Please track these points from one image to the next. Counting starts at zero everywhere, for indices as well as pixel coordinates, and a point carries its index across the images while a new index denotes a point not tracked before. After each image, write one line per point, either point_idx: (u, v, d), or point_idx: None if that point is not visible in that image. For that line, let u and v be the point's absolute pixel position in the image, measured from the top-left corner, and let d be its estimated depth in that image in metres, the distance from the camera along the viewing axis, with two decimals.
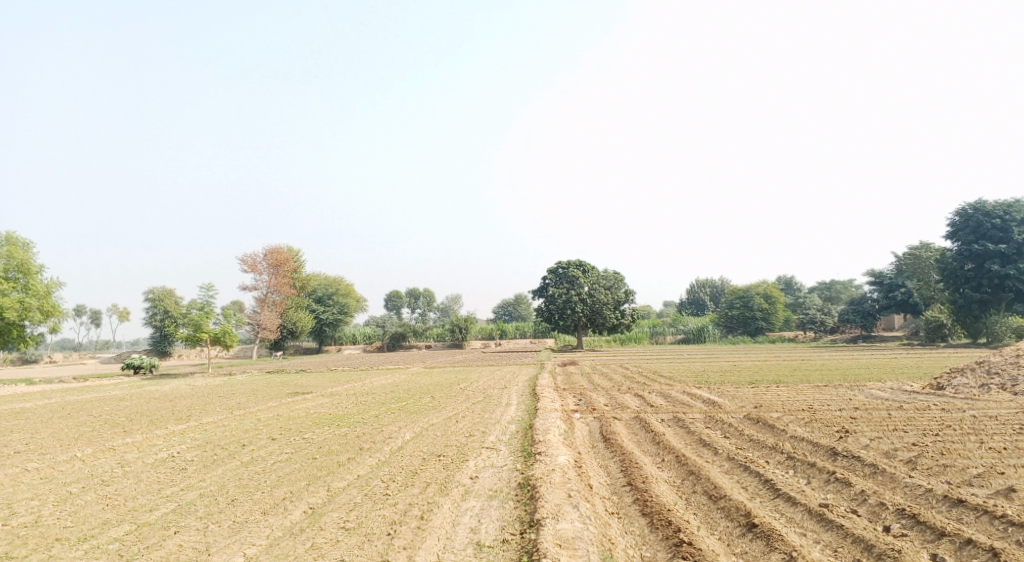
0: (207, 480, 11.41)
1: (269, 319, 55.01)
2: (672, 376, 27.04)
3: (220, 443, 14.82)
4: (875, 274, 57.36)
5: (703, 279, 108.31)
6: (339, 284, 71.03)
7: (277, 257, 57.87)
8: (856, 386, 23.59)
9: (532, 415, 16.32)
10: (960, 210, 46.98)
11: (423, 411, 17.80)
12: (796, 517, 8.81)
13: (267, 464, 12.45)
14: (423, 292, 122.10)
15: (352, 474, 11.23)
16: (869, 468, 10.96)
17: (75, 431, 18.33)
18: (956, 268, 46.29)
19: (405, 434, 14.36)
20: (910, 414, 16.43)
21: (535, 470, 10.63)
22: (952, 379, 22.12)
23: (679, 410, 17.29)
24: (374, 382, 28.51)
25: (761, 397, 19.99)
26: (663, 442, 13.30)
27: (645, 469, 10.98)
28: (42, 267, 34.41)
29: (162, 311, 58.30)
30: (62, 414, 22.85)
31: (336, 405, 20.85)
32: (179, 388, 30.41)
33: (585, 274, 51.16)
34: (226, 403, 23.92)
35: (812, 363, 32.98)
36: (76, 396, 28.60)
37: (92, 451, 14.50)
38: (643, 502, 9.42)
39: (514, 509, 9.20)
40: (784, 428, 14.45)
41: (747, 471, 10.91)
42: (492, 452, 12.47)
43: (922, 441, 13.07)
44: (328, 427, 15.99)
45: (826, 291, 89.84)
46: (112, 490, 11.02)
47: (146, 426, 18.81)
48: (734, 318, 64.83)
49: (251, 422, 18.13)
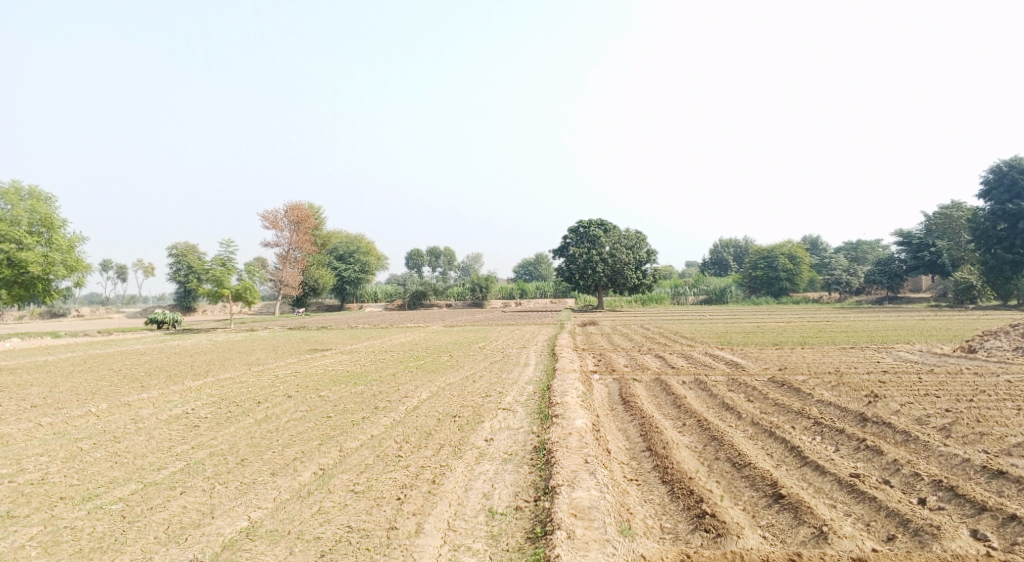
0: (219, 438, 11.25)
1: (291, 276, 55.06)
2: (695, 337, 26.56)
3: (235, 400, 14.69)
4: (904, 233, 55.81)
5: (727, 239, 106.71)
6: (359, 242, 70.88)
7: (298, 214, 57.69)
8: (884, 349, 23.00)
9: (551, 376, 16.02)
10: (994, 167, 45.42)
11: (440, 370, 17.56)
12: (825, 487, 8.39)
13: (281, 422, 12.25)
14: (443, 250, 121.80)
15: (366, 434, 10.96)
16: (901, 436, 10.46)
17: (94, 385, 18.36)
18: (989, 228, 44.77)
19: (422, 394, 14.09)
20: (943, 378, 15.85)
21: (552, 434, 10.27)
22: (985, 342, 21.46)
23: (701, 373, 16.84)
24: (393, 340, 28.37)
25: (786, 359, 19.53)
26: (684, 405, 12.88)
27: (666, 434, 10.60)
28: (65, 222, 34.49)
29: (186, 267, 58.68)
30: (84, 368, 22.98)
31: (354, 363, 20.73)
32: (200, 344, 30.48)
33: (607, 233, 50.49)
34: (245, 359, 23.90)
35: (837, 325, 32.28)
36: (99, 350, 28.78)
37: (107, 406, 14.44)
38: (664, 468, 9.04)
39: (529, 474, 8.88)
40: (810, 391, 13.97)
41: (772, 437, 10.50)
42: (508, 414, 12.15)
43: (956, 407, 12.53)
44: (344, 385, 15.78)
45: (852, 251, 88.13)
46: (123, 447, 10.86)
47: (164, 381, 18.80)
48: (758, 278, 63.83)
49: (268, 379, 17.98)
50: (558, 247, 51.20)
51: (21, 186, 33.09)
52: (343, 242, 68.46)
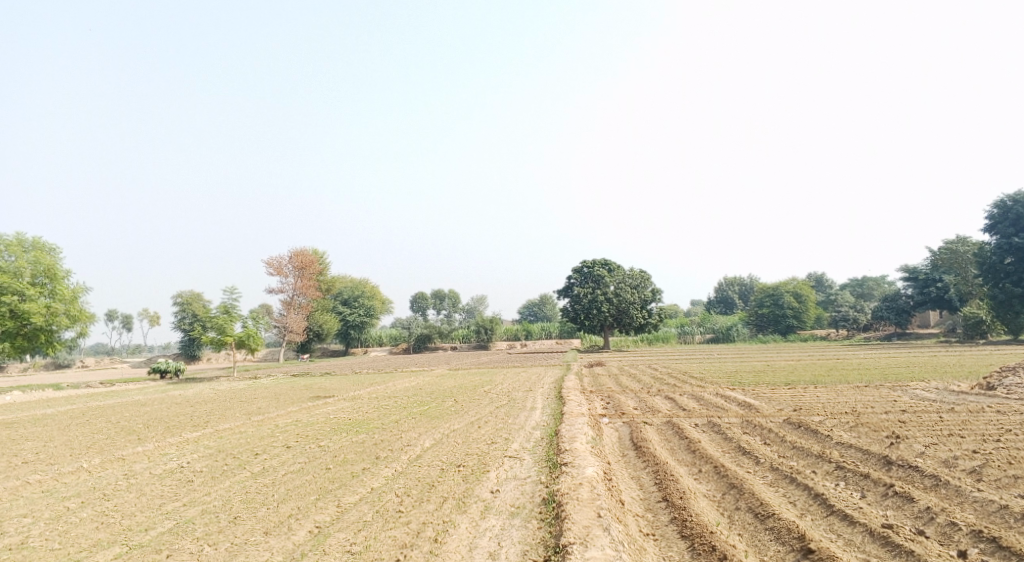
0: (212, 494, 10.75)
1: (295, 321, 54.63)
2: (704, 377, 25.95)
3: (233, 452, 14.17)
4: (910, 269, 55.40)
5: (731, 277, 106.15)
6: (364, 286, 70.55)
7: (302, 259, 57.50)
8: (899, 386, 22.40)
9: (558, 420, 15.47)
10: (999, 202, 45.19)
11: (444, 416, 17.00)
12: (856, 539, 7.85)
13: (278, 476, 11.73)
14: (448, 293, 121.42)
15: (366, 486, 10.43)
16: (930, 480, 9.89)
17: (89, 439, 17.83)
18: (996, 263, 44.34)
19: (425, 442, 13.58)
20: (965, 417, 15.21)
21: (562, 485, 9.73)
22: (1003, 378, 20.83)
23: (714, 414, 16.24)
24: (397, 386, 27.80)
25: (800, 399, 18.90)
26: (699, 451, 12.29)
27: (681, 482, 10.06)
28: (69, 272, 34.32)
29: (190, 315, 58.40)
30: (81, 421, 22.46)
31: (357, 410, 20.21)
32: (201, 393, 29.95)
33: (612, 273, 50.10)
34: (245, 408, 23.35)
35: (849, 363, 31.65)
36: (99, 401, 28.28)
37: (100, 461, 13.94)
38: (682, 521, 8.51)
39: (538, 530, 8.36)
40: (829, 433, 13.37)
41: (794, 484, 9.93)
42: (515, 462, 11.62)
43: (983, 448, 11.93)
44: (346, 434, 15.27)
45: (858, 288, 87.68)
46: (111, 505, 10.36)
47: (161, 433, 18.27)
48: (764, 316, 63.15)
49: (268, 429, 17.42)
50: (562, 287, 50.80)
51: (24, 238, 33.00)
52: (347, 287, 68.24)
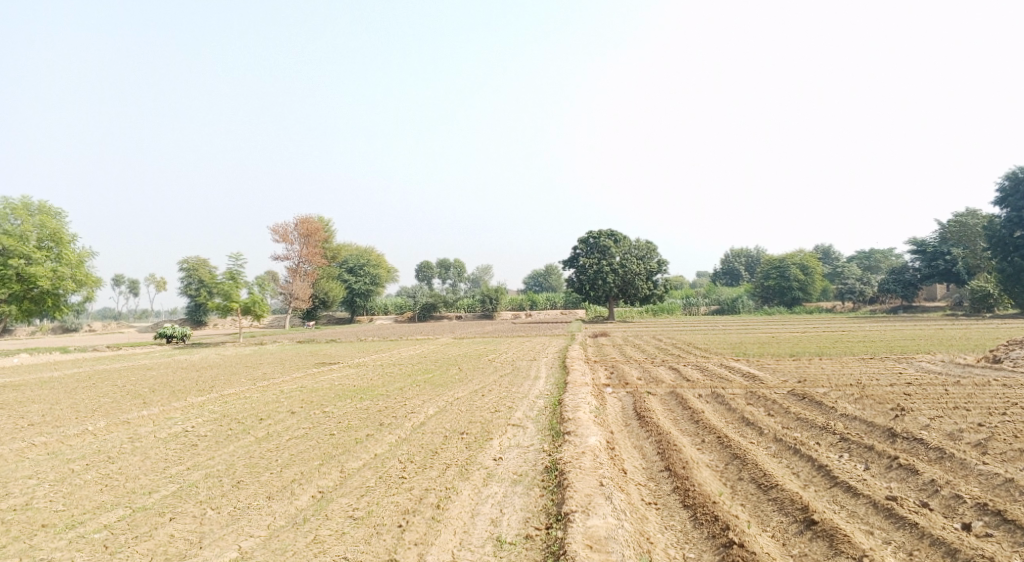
0: (216, 458, 10.77)
1: (301, 289, 54.70)
2: (709, 348, 25.88)
3: (237, 417, 14.21)
4: (918, 242, 55.00)
5: (738, 248, 105.65)
6: (369, 254, 70.43)
7: (307, 226, 57.33)
8: (904, 359, 22.31)
9: (561, 389, 15.44)
10: (1010, 174, 44.64)
11: (449, 384, 16.99)
12: (859, 511, 7.82)
13: (282, 441, 11.75)
14: (453, 262, 121.34)
15: (369, 452, 10.44)
16: (935, 453, 9.83)
17: (95, 402, 17.91)
18: (1005, 236, 43.97)
19: (429, 409, 13.58)
20: (971, 391, 15.12)
21: (564, 453, 9.71)
22: (1010, 352, 20.70)
23: (718, 385, 16.20)
24: (402, 353, 27.85)
25: (804, 371, 18.84)
26: (702, 421, 12.25)
27: (684, 452, 10.03)
28: (75, 237, 34.32)
29: (196, 281, 58.56)
30: (88, 384, 22.60)
31: (361, 377, 20.23)
32: (207, 358, 30.11)
33: (617, 243, 49.86)
34: (251, 374, 23.45)
35: (854, 335, 31.55)
36: (106, 365, 28.46)
37: (105, 424, 14.01)
38: (685, 491, 8.49)
39: (540, 498, 8.35)
40: (833, 405, 13.32)
41: (798, 455, 9.90)
42: (518, 430, 11.61)
43: (989, 422, 11.87)
44: (350, 400, 15.29)
45: (865, 260, 87.26)
46: (115, 468, 10.41)
47: (166, 397, 18.34)
48: (770, 288, 62.92)
49: (273, 395, 17.47)
50: (568, 257, 50.63)
51: (30, 202, 32.96)
52: (352, 255, 68.22)
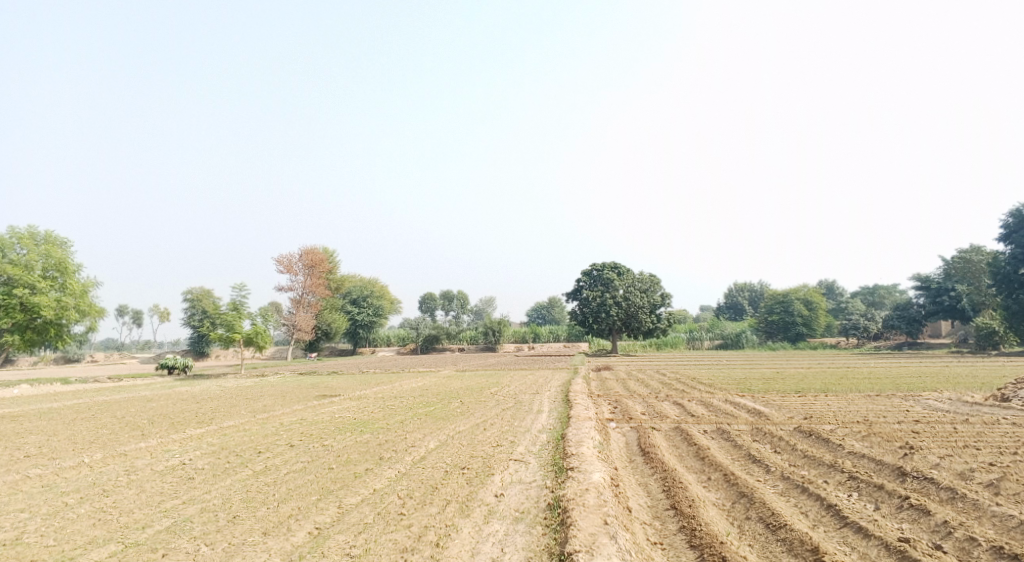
0: (213, 492, 10.59)
1: (304, 320, 54.60)
2: (713, 383, 25.64)
3: (236, 450, 14.03)
4: (922, 278, 54.84)
5: (741, 283, 105.47)
6: (373, 286, 70.47)
7: (311, 258, 57.45)
8: (911, 396, 22.05)
9: (564, 424, 15.24)
10: (1014, 211, 44.67)
11: (450, 418, 16.80)
12: (871, 554, 7.61)
13: (280, 475, 11.57)
14: (456, 294, 121.20)
15: (368, 488, 10.25)
16: (946, 493, 9.61)
17: (93, 434, 17.73)
18: (1010, 272, 43.79)
19: (429, 443, 13.40)
20: (980, 429, 14.89)
21: (567, 490, 9.51)
22: (1019, 390, 20.43)
23: (723, 421, 15.98)
24: (403, 386, 27.63)
25: (810, 407, 18.59)
26: (707, 458, 12.05)
27: (690, 490, 9.82)
28: (79, 267, 34.38)
29: (199, 312, 58.52)
30: (87, 415, 22.39)
31: (362, 410, 20.05)
32: (208, 390, 29.92)
33: (621, 276, 49.78)
34: (251, 406, 23.25)
35: (859, 371, 31.25)
36: (105, 396, 28.28)
37: (102, 456, 13.83)
38: (691, 531, 8.28)
39: (542, 536, 8.14)
40: (840, 442, 13.10)
41: (806, 494, 9.68)
42: (521, 466, 11.42)
43: (1000, 461, 11.64)
44: (350, 433, 15.11)
45: (869, 296, 86.94)
46: (110, 502, 10.23)
47: (165, 429, 18.16)
48: (774, 323, 62.61)
49: (272, 427, 17.29)
50: (571, 290, 50.52)
51: (36, 232, 33.09)
52: (356, 286, 68.23)
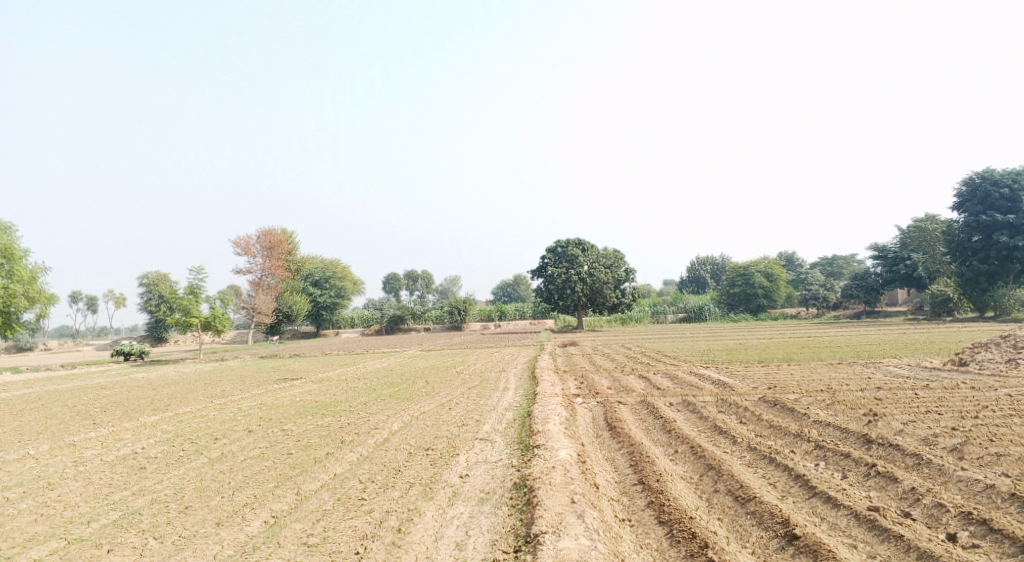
0: (165, 482, 10.12)
1: (264, 303, 53.48)
2: (678, 355, 25.71)
3: (191, 437, 13.51)
4: (879, 248, 55.81)
5: (703, 256, 106.49)
6: (335, 267, 69.47)
7: (271, 239, 56.24)
8: (872, 363, 22.37)
9: (531, 401, 15.05)
10: (967, 179, 45.57)
11: (414, 398, 16.45)
12: (841, 523, 7.54)
13: (237, 462, 11.12)
14: (421, 274, 120.14)
15: (328, 473, 9.89)
16: (912, 459, 9.61)
17: (41, 424, 17.00)
18: (963, 240, 44.72)
19: (393, 425, 13.04)
20: (940, 393, 15.07)
21: (534, 469, 9.27)
22: (976, 354, 20.83)
23: (688, 393, 15.93)
24: (368, 367, 27.19)
25: (775, 377, 18.68)
26: (674, 430, 11.93)
27: (657, 464, 9.68)
28: (26, 252, 32.97)
29: (156, 296, 56.99)
30: (36, 405, 21.52)
31: (324, 392, 19.59)
32: (165, 375, 29.03)
33: (585, 253, 49.68)
34: (209, 391, 22.57)
35: (820, 340, 31.67)
36: (57, 385, 27.28)
37: (48, 447, 13.20)
38: (659, 506, 8.11)
39: (508, 517, 7.90)
40: (805, 411, 13.10)
41: (773, 464, 9.59)
42: (486, 445, 11.15)
43: (962, 425, 11.74)
44: (311, 417, 14.67)
45: (828, 266, 88.53)
46: (53, 495, 9.69)
47: (117, 417, 17.48)
48: (735, 295, 63.35)
49: (231, 412, 16.78)
50: (537, 267, 50.29)
51: None
52: (318, 267, 67.07)
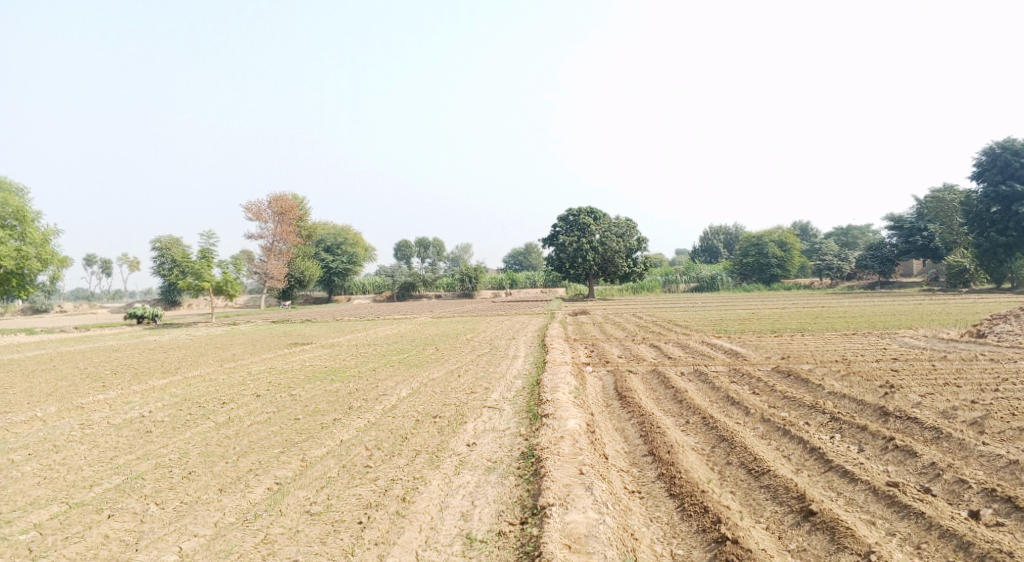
0: (169, 446, 10.01)
1: (276, 268, 53.48)
2: (690, 325, 25.43)
3: (199, 401, 13.42)
4: (895, 218, 54.99)
5: (715, 226, 105.56)
6: (347, 233, 69.31)
7: (282, 204, 55.98)
8: (887, 334, 22.01)
9: (540, 369, 14.86)
10: (987, 148, 44.62)
11: (423, 365, 16.31)
12: (858, 499, 7.32)
13: (243, 427, 11.00)
14: (432, 241, 120.01)
15: (334, 439, 9.75)
16: (931, 433, 9.34)
17: (52, 386, 17.00)
18: (982, 211, 43.89)
19: (401, 391, 12.89)
20: (958, 366, 14.75)
21: (542, 438, 9.09)
22: (994, 326, 20.41)
23: (700, 363, 15.68)
24: (378, 333, 27.09)
25: (788, 347, 18.40)
26: (686, 401, 11.70)
27: (668, 435, 9.47)
28: (38, 215, 32.91)
29: (169, 261, 57.14)
30: (48, 367, 21.55)
31: (334, 358, 19.50)
32: (177, 339, 29.10)
33: (597, 221, 49.24)
34: (219, 355, 22.56)
35: (834, 311, 31.29)
36: (70, 347, 27.38)
37: (57, 409, 13.15)
38: (671, 478, 7.91)
39: (515, 488, 7.73)
40: (820, 382, 12.84)
41: (787, 436, 9.36)
42: (495, 413, 10.98)
43: (982, 398, 11.44)
44: (320, 383, 14.55)
45: (843, 236, 87.52)
46: (58, 459, 9.60)
47: (127, 380, 17.45)
48: (748, 265, 62.69)
49: (240, 377, 16.71)
50: (548, 235, 49.94)
51: None
52: (329, 233, 66.93)
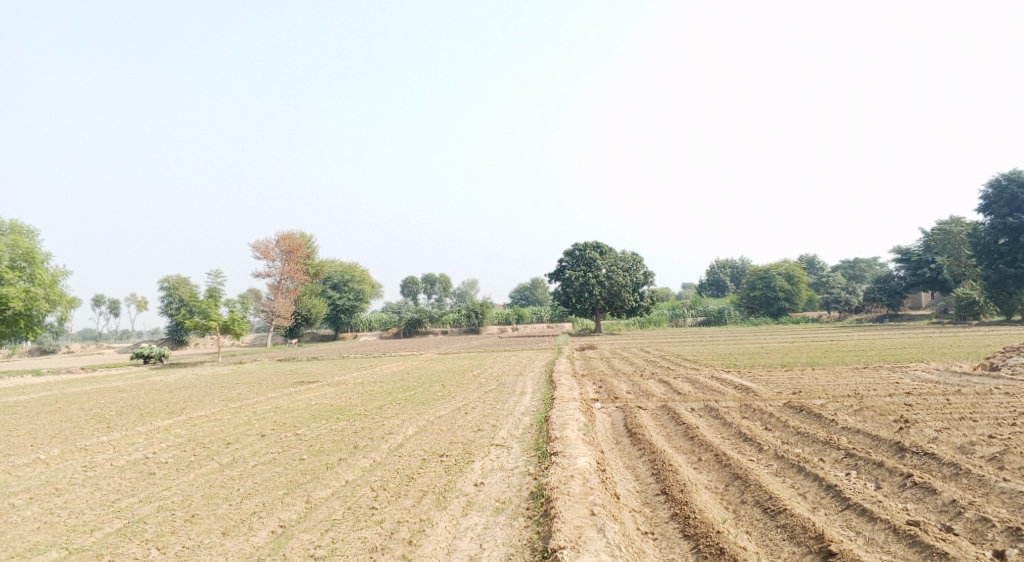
0: (172, 488, 9.87)
1: (283, 306, 53.54)
2: (698, 359, 25.21)
3: (203, 442, 13.29)
4: (902, 251, 54.81)
5: (722, 260, 105.48)
6: (353, 270, 69.45)
7: (289, 243, 56.24)
8: (899, 367, 21.73)
9: (548, 405, 14.69)
10: (992, 180, 44.59)
11: (430, 402, 16.14)
12: (878, 539, 7.11)
13: (247, 468, 10.85)
14: (438, 278, 120.19)
15: (339, 479, 9.59)
16: (950, 469, 9.12)
17: (57, 428, 16.88)
18: (990, 243, 43.74)
19: (408, 430, 12.73)
20: (973, 399, 14.49)
21: (551, 477, 8.91)
22: (1007, 359, 20.13)
23: (711, 398, 15.46)
24: (385, 370, 26.92)
25: (799, 382, 18.15)
26: (697, 437, 11.50)
27: (680, 473, 9.26)
28: (47, 256, 33.13)
29: (176, 300, 57.32)
30: (53, 408, 21.45)
31: (340, 396, 19.35)
32: (183, 379, 29.00)
33: (603, 256, 49.26)
34: (225, 395, 22.42)
35: (844, 344, 30.99)
36: (76, 388, 27.31)
37: (60, 451, 13.03)
38: (684, 518, 7.71)
39: (524, 529, 7.55)
40: (833, 417, 12.62)
41: (802, 473, 9.15)
42: (502, 451, 10.80)
43: (999, 433, 11.20)
44: (325, 421, 14.40)
45: (850, 269, 87.26)
46: (60, 502, 9.47)
47: (132, 421, 17.33)
48: (756, 299, 62.41)
49: (245, 416, 16.57)
50: (554, 271, 49.93)
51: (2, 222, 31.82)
52: (336, 270, 67.13)
